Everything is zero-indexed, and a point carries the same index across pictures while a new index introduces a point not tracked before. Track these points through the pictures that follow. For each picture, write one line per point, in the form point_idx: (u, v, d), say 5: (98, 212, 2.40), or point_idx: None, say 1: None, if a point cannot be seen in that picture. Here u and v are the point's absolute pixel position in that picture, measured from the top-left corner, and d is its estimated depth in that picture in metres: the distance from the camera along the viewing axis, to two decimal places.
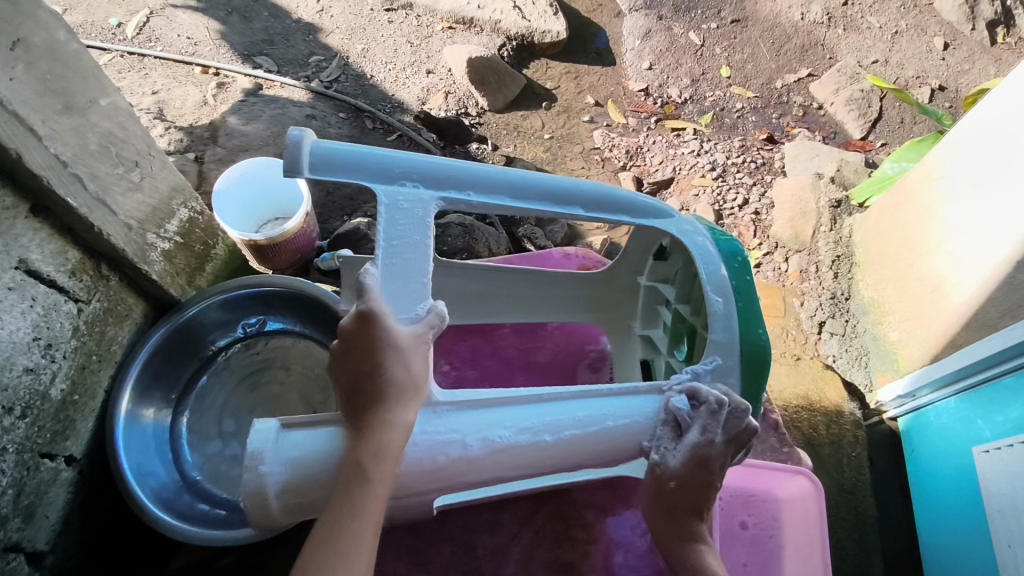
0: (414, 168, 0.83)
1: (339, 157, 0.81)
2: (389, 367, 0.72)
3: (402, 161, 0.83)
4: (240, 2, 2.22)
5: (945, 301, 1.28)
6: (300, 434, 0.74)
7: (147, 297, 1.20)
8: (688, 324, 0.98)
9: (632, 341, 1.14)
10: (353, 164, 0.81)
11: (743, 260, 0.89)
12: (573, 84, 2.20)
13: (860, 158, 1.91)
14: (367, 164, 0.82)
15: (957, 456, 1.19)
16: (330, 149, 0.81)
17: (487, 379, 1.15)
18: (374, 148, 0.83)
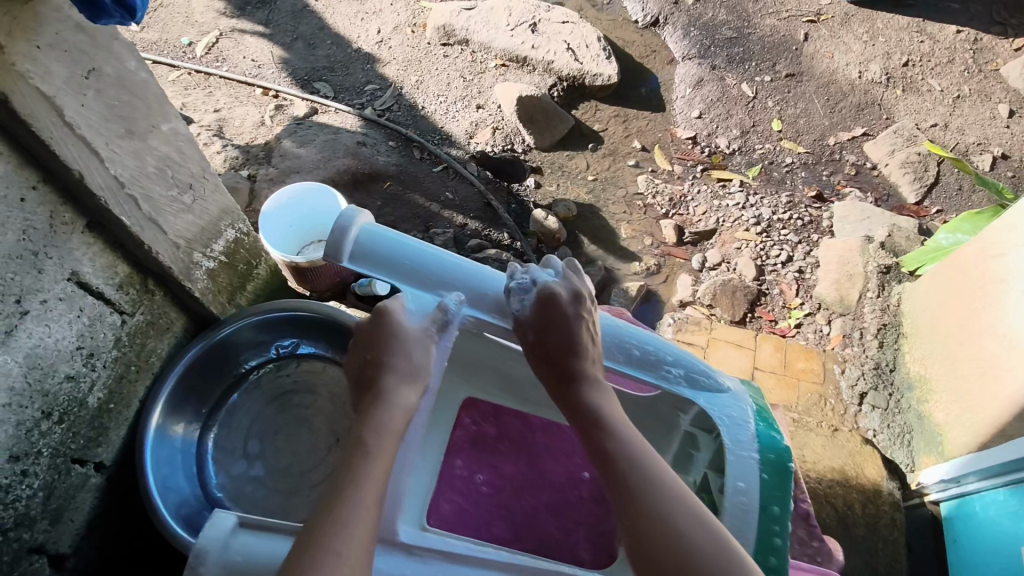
0: (453, 281, 0.86)
1: (380, 249, 0.84)
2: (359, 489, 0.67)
3: (441, 268, 0.86)
4: (306, 29, 2.31)
5: (995, 388, 1.22)
6: (252, 537, 0.77)
7: (188, 312, 1.23)
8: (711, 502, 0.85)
9: None
10: (391, 260, 0.85)
11: (779, 460, 0.80)
12: (621, 128, 2.21)
13: (912, 224, 1.86)
14: (407, 264, 0.85)
15: (1002, 554, 1.12)
16: (374, 239, 0.85)
17: (506, 438, 1.08)
18: (416, 246, 0.86)
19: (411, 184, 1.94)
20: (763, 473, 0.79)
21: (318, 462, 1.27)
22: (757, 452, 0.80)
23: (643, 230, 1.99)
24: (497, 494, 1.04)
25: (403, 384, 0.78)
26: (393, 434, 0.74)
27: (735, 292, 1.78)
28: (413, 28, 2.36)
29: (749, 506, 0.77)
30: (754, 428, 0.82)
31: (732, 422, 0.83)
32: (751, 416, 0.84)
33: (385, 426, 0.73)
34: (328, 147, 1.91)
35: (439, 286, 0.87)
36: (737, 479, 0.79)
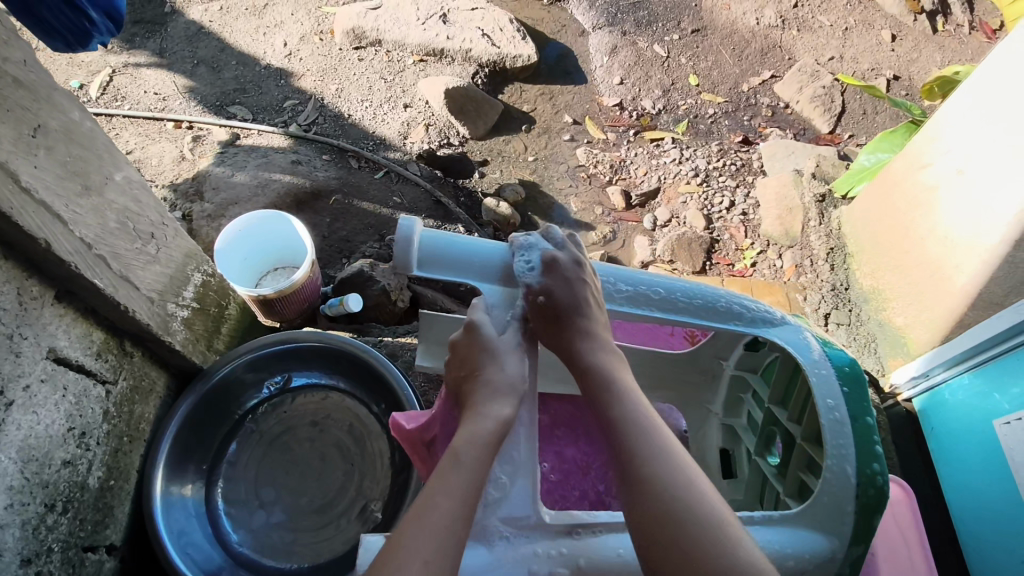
0: (525, 273, 0.86)
1: (447, 257, 0.83)
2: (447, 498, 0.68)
3: (518, 269, 0.85)
4: (206, 53, 2.18)
5: (946, 284, 1.35)
6: None
7: (168, 368, 1.16)
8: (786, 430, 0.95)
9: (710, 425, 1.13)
10: (462, 262, 0.84)
11: (854, 370, 0.86)
12: (549, 105, 2.24)
13: (833, 152, 2.00)
14: (477, 268, 0.84)
15: (977, 430, 1.24)
16: (439, 248, 0.83)
17: (558, 423, 1.12)
18: (484, 250, 0.84)
19: (357, 194, 1.89)
20: (844, 386, 0.85)
21: (337, 495, 1.22)
22: (832, 367, 0.86)
23: (591, 201, 2.04)
24: (566, 478, 1.06)
25: (498, 399, 0.77)
26: (492, 447, 0.73)
27: (691, 244, 1.87)
28: (320, 35, 2.28)
29: (842, 418, 0.82)
30: (822, 350, 0.88)
31: (800, 345, 0.88)
32: (817, 344, 0.89)
33: (480, 438, 0.73)
34: (263, 171, 1.83)
35: (512, 282, 0.86)
36: (827, 397, 0.84)
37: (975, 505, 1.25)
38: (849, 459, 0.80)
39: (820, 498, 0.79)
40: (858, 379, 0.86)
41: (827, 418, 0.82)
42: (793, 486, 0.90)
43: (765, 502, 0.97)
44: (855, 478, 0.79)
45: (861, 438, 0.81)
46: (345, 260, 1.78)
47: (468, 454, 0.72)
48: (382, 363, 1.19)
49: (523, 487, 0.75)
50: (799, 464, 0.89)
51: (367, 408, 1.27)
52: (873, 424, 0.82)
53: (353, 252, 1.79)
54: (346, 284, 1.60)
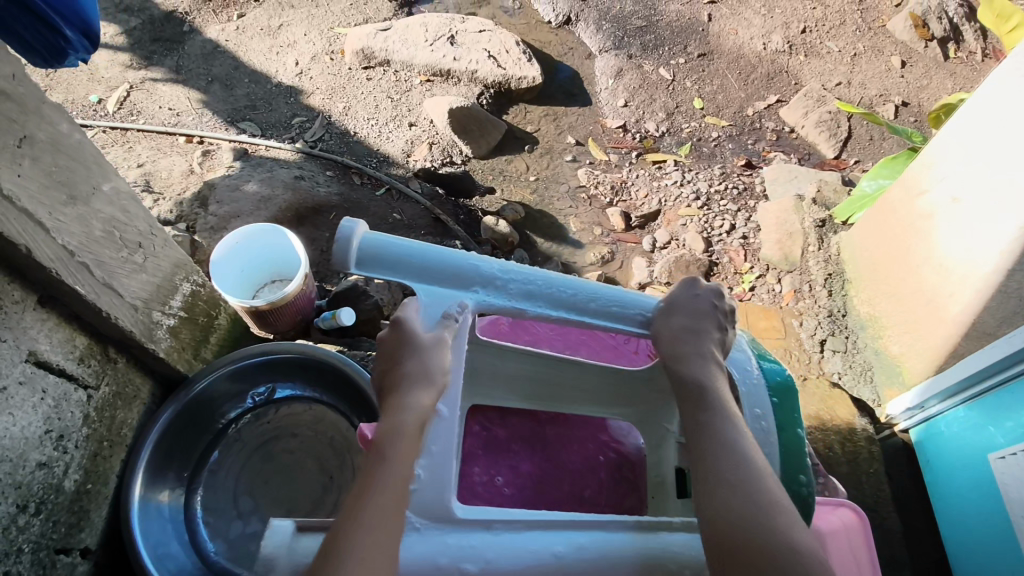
0: (468, 271, 0.82)
1: (386, 253, 0.79)
2: (369, 497, 0.70)
3: (459, 266, 0.82)
4: (221, 70, 2.26)
5: (940, 313, 1.32)
6: (313, 540, 0.73)
7: (153, 376, 1.18)
8: None
9: (668, 444, 1.04)
10: (399, 262, 0.79)
11: (786, 382, 0.85)
12: (553, 126, 2.26)
13: (837, 177, 1.98)
14: (417, 265, 0.80)
15: (971, 463, 1.20)
16: (376, 242, 0.78)
17: (516, 438, 1.07)
18: (424, 246, 0.80)
19: (357, 210, 1.92)
20: (773, 397, 0.84)
21: (315, 506, 1.24)
22: (764, 379, 0.86)
23: (591, 221, 2.04)
24: (520, 493, 1.02)
25: (414, 388, 0.77)
26: (407, 437, 0.74)
27: (688, 266, 1.86)
28: (331, 55, 2.34)
29: (769, 428, 0.82)
30: (758, 365, 0.88)
31: (740, 360, 0.89)
32: (754, 359, 0.89)
33: (398, 431, 0.74)
34: (266, 185, 1.87)
35: (455, 280, 0.82)
36: (754, 406, 0.83)
37: (971, 543, 1.20)
38: (773, 472, 0.79)
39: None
40: (789, 392, 0.85)
41: (754, 427, 0.82)
42: None
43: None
44: (782, 488, 0.79)
45: (788, 447, 0.81)
46: (342, 274, 1.81)
47: (389, 452, 0.73)
48: (358, 374, 1.22)
49: (439, 480, 0.74)
50: None
51: (348, 421, 1.28)
52: (801, 435, 0.82)
53: None
54: (339, 297, 1.61)
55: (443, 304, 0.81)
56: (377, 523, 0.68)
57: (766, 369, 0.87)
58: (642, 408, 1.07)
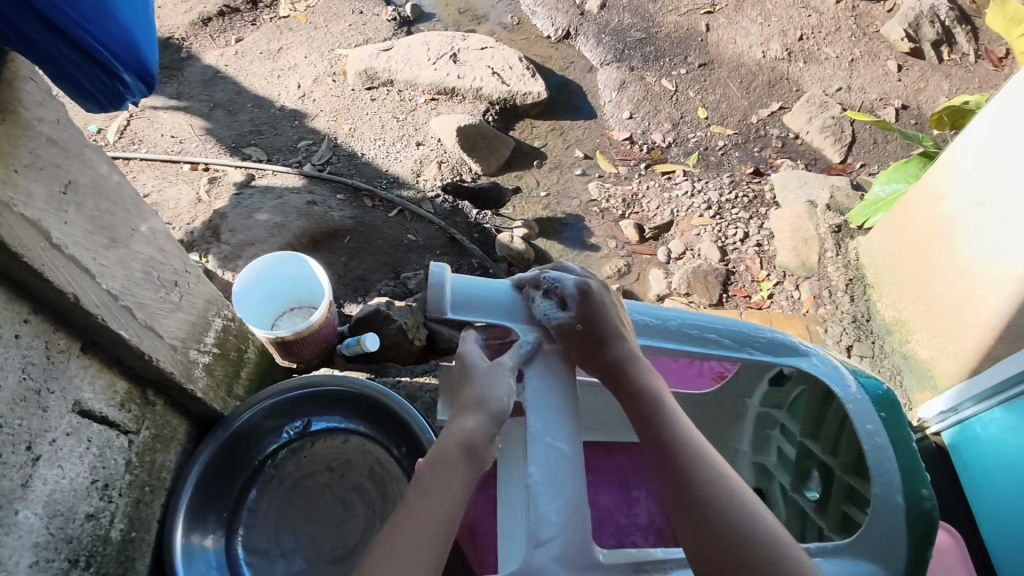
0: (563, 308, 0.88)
1: (480, 297, 0.87)
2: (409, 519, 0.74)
3: (550, 302, 0.88)
4: (223, 96, 2.23)
5: (971, 316, 1.34)
6: None
7: (189, 415, 1.15)
8: (822, 462, 0.94)
9: (742, 464, 1.11)
10: (494, 303, 0.87)
11: (888, 397, 0.85)
12: (560, 140, 2.27)
13: (846, 182, 2.00)
14: (511, 304, 0.87)
15: (1013, 467, 1.20)
16: (470, 288, 0.87)
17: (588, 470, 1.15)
18: (516, 288, 0.89)
19: (372, 233, 1.90)
20: (881, 412, 0.84)
21: (361, 540, 1.20)
22: (865, 393, 0.86)
23: (604, 234, 2.04)
24: (598, 525, 1.09)
25: (465, 415, 0.81)
26: (453, 467, 0.77)
27: (707, 276, 1.86)
28: (333, 77, 2.32)
29: (884, 444, 0.81)
30: (857, 380, 0.87)
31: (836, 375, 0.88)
32: (852, 375, 0.87)
33: (439, 455, 0.78)
34: (279, 212, 1.84)
35: (547, 317, 0.87)
36: (865, 423, 0.83)
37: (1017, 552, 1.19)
38: (894, 486, 0.78)
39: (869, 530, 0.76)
40: (894, 407, 0.85)
41: (868, 444, 0.81)
42: (836, 519, 0.89)
43: (805, 538, 0.96)
44: (905, 505, 0.77)
45: (906, 465, 0.79)
46: (361, 298, 1.79)
47: (431, 475, 0.77)
48: (400, 404, 1.19)
49: (578, 527, 0.73)
50: (844, 496, 0.88)
51: (387, 452, 1.25)
52: (915, 449, 0.81)
53: (368, 290, 1.80)
54: (362, 323, 1.60)
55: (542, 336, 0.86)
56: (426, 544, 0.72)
57: (865, 385, 0.87)
58: (709, 432, 1.13)
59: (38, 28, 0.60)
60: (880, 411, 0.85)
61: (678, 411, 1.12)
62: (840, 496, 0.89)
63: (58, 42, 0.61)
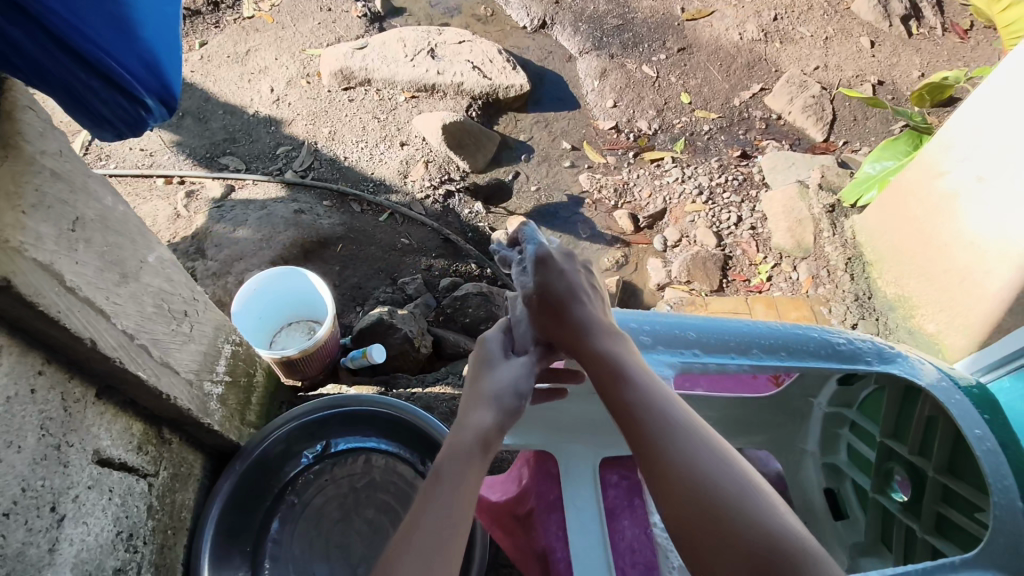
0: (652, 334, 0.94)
1: None
2: (430, 511, 0.75)
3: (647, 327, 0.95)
4: (192, 104, 2.14)
5: (978, 290, 1.36)
6: None
7: (203, 448, 1.09)
8: (905, 461, 0.95)
9: (806, 464, 1.13)
10: None
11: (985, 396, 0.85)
12: (545, 133, 2.24)
13: (833, 161, 2.02)
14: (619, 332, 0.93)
15: None
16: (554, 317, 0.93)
17: None
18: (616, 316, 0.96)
19: (364, 240, 1.85)
20: (984, 414, 0.82)
21: None
22: (963, 393, 0.85)
23: (598, 226, 2.02)
24: None
25: (476, 408, 0.86)
26: (471, 461, 0.80)
27: (706, 263, 1.86)
28: (307, 78, 2.25)
29: (995, 448, 0.80)
30: (946, 378, 0.87)
31: (910, 369, 0.89)
32: (935, 372, 0.88)
33: (458, 450, 0.80)
34: (265, 223, 1.76)
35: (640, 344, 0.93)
36: (973, 427, 0.81)
37: None
38: (1015, 494, 0.76)
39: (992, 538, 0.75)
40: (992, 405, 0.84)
41: (980, 450, 0.80)
42: (930, 521, 0.91)
43: (891, 538, 0.98)
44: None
45: (1018, 467, 0.78)
46: (359, 308, 1.73)
47: (451, 468, 0.79)
48: (426, 420, 1.15)
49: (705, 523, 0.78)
50: (935, 497, 0.90)
51: (414, 469, 1.20)
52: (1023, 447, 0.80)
53: (366, 299, 1.74)
54: (366, 334, 1.55)
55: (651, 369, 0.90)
56: (450, 534, 0.74)
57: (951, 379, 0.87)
58: (776, 435, 1.14)
59: (58, 57, 0.56)
60: (982, 412, 0.83)
61: (741, 415, 1.13)
62: (932, 497, 0.90)
63: (79, 70, 0.57)
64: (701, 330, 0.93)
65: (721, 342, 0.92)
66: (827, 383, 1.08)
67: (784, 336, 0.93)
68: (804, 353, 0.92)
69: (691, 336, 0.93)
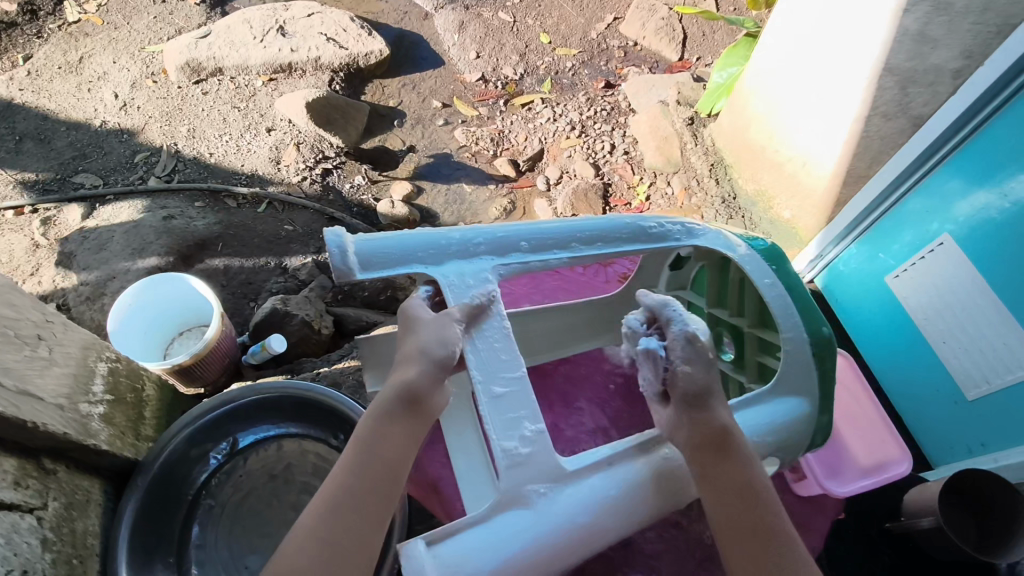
0: (476, 242, 0.91)
1: (391, 251, 0.87)
2: (347, 474, 0.75)
3: (474, 235, 0.91)
4: (30, 126, 1.99)
5: (817, 172, 1.49)
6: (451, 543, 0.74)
7: (99, 472, 1.07)
8: (730, 326, 1.10)
9: None
10: (401, 256, 0.87)
11: (774, 251, 0.99)
12: (414, 94, 2.22)
13: (688, 77, 2.11)
14: (442, 246, 0.89)
15: (874, 296, 1.40)
16: (374, 245, 0.86)
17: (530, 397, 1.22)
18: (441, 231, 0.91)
19: (246, 234, 1.80)
20: (771, 264, 0.97)
21: None
22: (756, 254, 0.98)
23: (480, 178, 2.05)
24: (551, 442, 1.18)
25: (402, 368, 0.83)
26: (393, 419, 0.79)
27: (588, 193, 1.92)
28: (152, 78, 2.12)
29: (781, 290, 0.95)
30: (745, 245, 0.99)
31: (712, 239, 0.99)
32: (739, 241, 0.99)
33: (380, 412, 0.79)
34: (134, 235, 1.68)
35: (465, 254, 0.90)
36: (763, 278, 0.96)
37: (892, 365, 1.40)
38: (801, 326, 0.93)
39: (787, 368, 0.92)
40: (781, 258, 0.99)
41: (770, 293, 0.95)
42: (754, 371, 1.06)
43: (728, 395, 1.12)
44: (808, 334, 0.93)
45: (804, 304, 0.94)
46: (253, 302, 1.70)
47: (374, 433, 0.78)
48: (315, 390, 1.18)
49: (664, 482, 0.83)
50: (755, 349, 1.04)
51: (324, 445, 1.22)
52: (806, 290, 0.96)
53: (259, 292, 1.71)
54: (263, 327, 1.53)
55: (470, 287, 0.88)
56: (365, 498, 0.74)
57: (751, 244, 1.00)
58: (628, 329, 1.26)
59: None
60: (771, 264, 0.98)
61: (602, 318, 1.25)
62: (753, 349, 1.04)
63: None
64: (527, 233, 0.92)
65: (542, 241, 0.93)
66: (662, 272, 1.19)
67: (599, 226, 0.95)
68: (616, 239, 0.95)
69: (513, 239, 0.92)
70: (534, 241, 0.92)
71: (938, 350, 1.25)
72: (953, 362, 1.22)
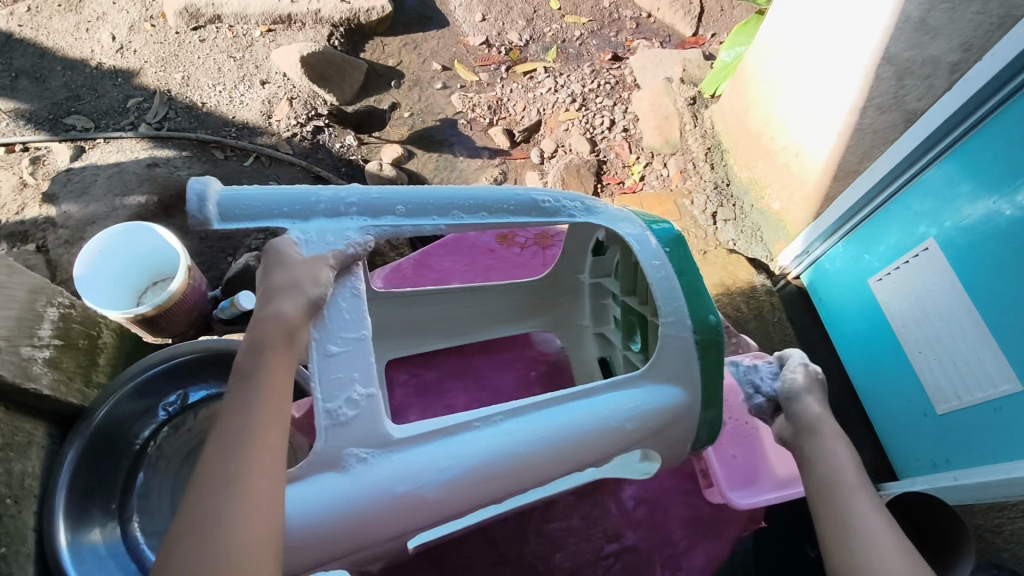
0: (347, 201, 0.87)
1: (251, 202, 0.83)
2: (234, 408, 0.71)
3: (347, 194, 0.87)
4: (27, 63, 1.98)
5: (808, 163, 1.42)
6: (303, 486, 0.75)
7: (44, 415, 1.08)
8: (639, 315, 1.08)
9: (587, 339, 1.26)
10: (264, 208, 0.83)
11: (676, 239, 0.96)
12: (415, 55, 2.16)
13: (697, 54, 2.02)
14: (310, 200, 0.86)
15: (856, 299, 1.35)
16: (237, 197, 0.83)
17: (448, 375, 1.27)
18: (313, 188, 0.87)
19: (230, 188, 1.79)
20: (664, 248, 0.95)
21: None
22: (657, 241, 0.95)
23: (474, 145, 2.00)
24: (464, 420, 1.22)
25: (281, 297, 0.78)
26: (277, 349, 0.75)
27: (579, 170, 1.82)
28: (151, 21, 2.09)
29: (669, 275, 0.93)
30: (648, 228, 0.97)
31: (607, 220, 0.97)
32: (644, 226, 0.97)
33: (260, 342, 0.75)
34: (116, 181, 1.68)
35: (332, 211, 0.86)
36: (652, 260, 0.94)
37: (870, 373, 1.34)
38: (683, 314, 0.90)
39: (664, 357, 0.91)
40: (681, 247, 0.96)
41: (657, 277, 0.93)
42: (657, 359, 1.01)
43: None
44: (693, 324, 0.90)
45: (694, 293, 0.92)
46: (230, 257, 1.69)
47: (259, 366, 0.74)
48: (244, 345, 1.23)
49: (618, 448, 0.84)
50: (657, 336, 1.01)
51: None
52: (698, 278, 0.93)
53: (237, 247, 1.70)
54: (234, 283, 1.52)
55: (330, 241, 0.84)
56: (260, 431, 0.70)
57: (649, 227, 0.97)
58: (553, 315, 1.30)
59: None
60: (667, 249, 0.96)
61: (524, 302, 1.28)
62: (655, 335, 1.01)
63: None
64: (403, 196, 0.89)
65: (418, 206, 0.89)
66: (586, 259, 1.22)
67: (484, 194, 0.92)
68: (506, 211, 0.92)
69: (388, 201, 0.88)
70: (410, 205, 0.88)
71: (913, 361, 1.20)
72: (925, 374, 1.17)
